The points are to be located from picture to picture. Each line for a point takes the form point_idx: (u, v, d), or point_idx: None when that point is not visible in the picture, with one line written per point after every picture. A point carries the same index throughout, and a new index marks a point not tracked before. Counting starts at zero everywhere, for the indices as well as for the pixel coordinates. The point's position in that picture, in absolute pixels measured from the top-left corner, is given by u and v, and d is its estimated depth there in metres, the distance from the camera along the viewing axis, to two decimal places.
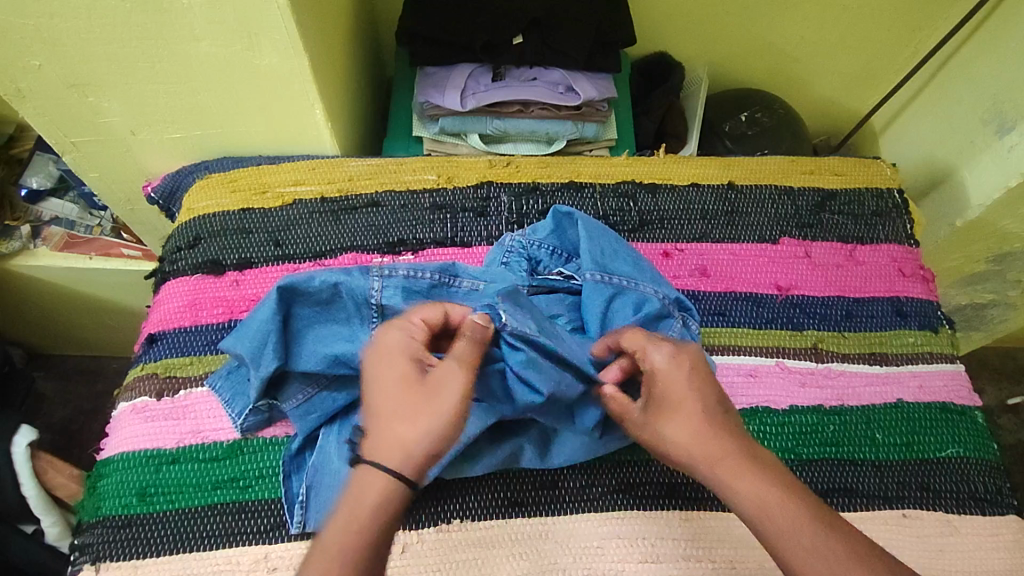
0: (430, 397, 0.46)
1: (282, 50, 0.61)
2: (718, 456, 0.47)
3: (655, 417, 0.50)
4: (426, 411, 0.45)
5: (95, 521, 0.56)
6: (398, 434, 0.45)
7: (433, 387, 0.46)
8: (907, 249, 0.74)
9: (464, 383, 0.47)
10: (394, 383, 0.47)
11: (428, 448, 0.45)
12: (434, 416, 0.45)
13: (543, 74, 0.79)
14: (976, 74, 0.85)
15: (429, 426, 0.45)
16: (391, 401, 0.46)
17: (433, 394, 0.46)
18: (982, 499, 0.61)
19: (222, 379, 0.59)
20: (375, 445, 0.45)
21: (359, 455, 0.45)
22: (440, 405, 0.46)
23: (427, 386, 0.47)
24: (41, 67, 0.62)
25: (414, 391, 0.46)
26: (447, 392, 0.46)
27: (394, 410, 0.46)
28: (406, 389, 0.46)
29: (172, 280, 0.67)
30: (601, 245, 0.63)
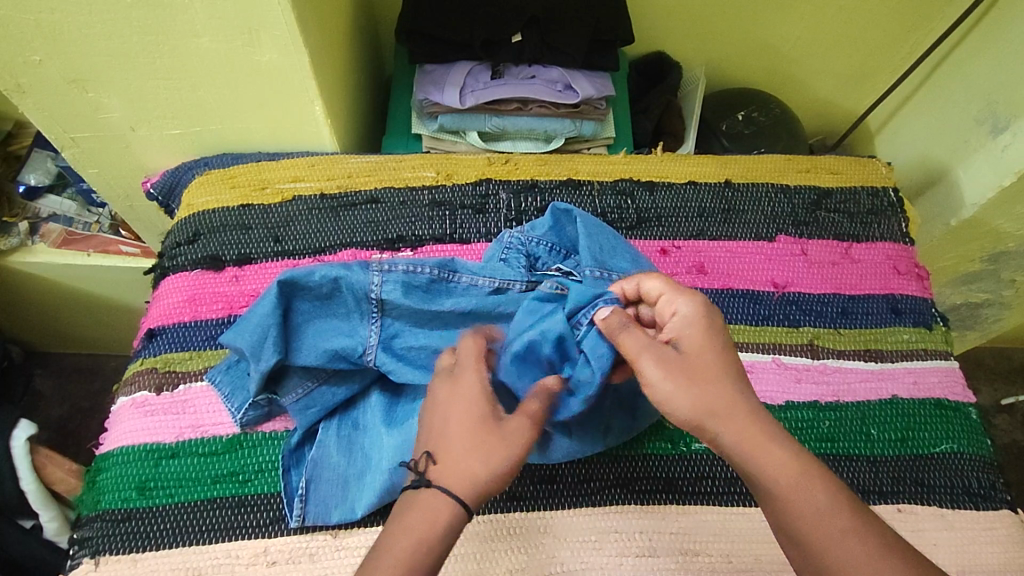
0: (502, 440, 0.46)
1: (283, 46, 0.61)
2: (733, 414, 0.46)
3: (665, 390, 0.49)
4: (500, 450, 0.46)
5: (95, 515, 0.56)
6: (469, 469, 0.45)
7: (512, 433, 0.47)
8: (902, 247, 0.75)
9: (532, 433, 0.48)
10: (465, 421, 0.47)
11: (492, 486, 0.45)
12: (505, 458, 0.46)
13: (542, 72, 0.80)
14: (970, 74, 0.86)
15: (498, 465, 0.46)
16: (463, 437, 0.46)
17: (506, 437, 0.47)
18: (976, 494, 0.62)
19: (222, 374, 0.59)
20: (446, 473, 0.45)
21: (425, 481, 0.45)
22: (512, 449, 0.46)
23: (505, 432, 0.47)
24: (41, 63, 0.62)
25: (490, 433, 0.46)
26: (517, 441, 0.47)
27: (470, 448, 0.46)
28: (481, 429, 0.47)
29: (172, 276, 0.67)
30: (599, 241, 0.63)
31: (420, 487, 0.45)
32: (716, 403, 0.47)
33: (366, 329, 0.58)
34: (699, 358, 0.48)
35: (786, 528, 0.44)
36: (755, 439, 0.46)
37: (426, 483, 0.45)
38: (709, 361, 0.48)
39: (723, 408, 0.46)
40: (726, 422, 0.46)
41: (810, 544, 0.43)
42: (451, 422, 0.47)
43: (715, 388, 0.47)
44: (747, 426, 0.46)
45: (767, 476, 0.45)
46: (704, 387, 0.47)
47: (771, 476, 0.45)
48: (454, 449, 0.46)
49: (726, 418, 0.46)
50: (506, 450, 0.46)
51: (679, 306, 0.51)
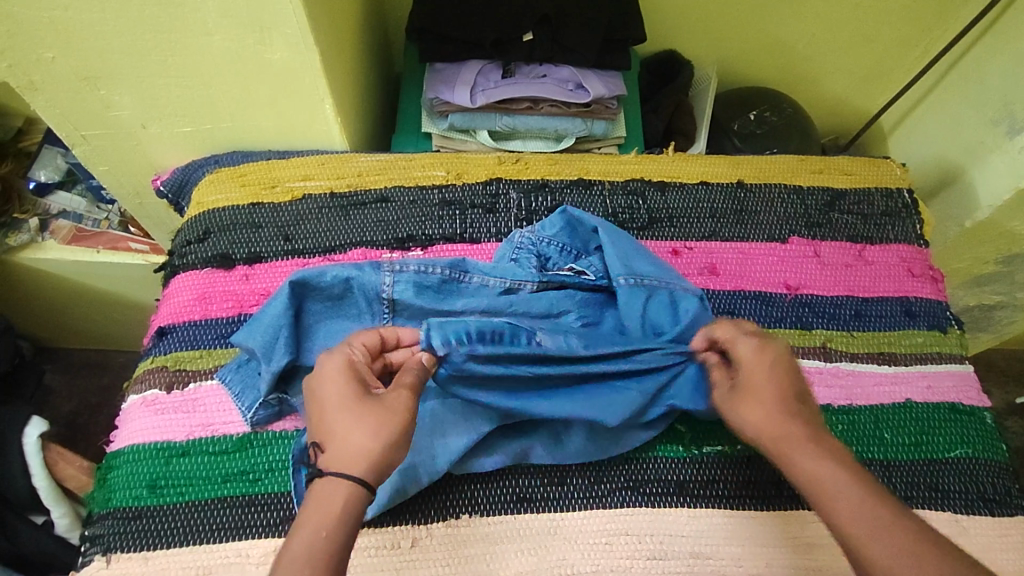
0: (376, 410, 0.47)
1: (294, 45, 0.61)
2: (796, 434, 0.49)
3: (742, 401, 0.52)
4: (378, 425, 0.46)
5: (106, 512, 0.56)
6: (359, 445, 0.45)
7: (389, 404, 0.47)
8: (916, 249, 0.74)
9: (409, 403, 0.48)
10: (332, 399, 0.48)
11: (382, 452, 0.45)
12: (383, 424, 0.46)
13: (553, 71, 0.79)
14: (986, 74, 0.85)
15: (380, 432, 0.46)
16: (341, 413, 0.47)
17: (381, 405, 0.47)
18: (991, 500, 0.61)
19: (233, 373, 0.60)
20: (335, 457, 0.45)
21: (320, 468, 0.45)
22: (390, 420, 0.47)
23: (381, 399, 0.47)
24: (53, 60, 0.62)
25: (362, 405, 0.47)
26: (399, 410, 0.47)
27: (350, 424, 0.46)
28: (354, 402, 0.47)
29: (182, 274, 0.67)
30: (623, 247, 0.64)
31: (314, 476, 0.45)
32: (788, 428, 0.49)
33: None
34: (768, 377, 0.52)
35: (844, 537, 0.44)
36: (805, 449, 0.48)
37: (318, 472, 0.45)
38: (775, 385, 0.51)
39: (792, 432, 0.49)
40: (794, 440, 0.49)
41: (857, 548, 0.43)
42: (328, 408, 0.47)
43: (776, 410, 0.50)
44: (802, 440, 0.48)
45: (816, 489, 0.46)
46: (774, 411, 0.50)
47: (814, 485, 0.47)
48: (335, 427, 0.46)
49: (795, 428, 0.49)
50: (390, 422, 0.46)
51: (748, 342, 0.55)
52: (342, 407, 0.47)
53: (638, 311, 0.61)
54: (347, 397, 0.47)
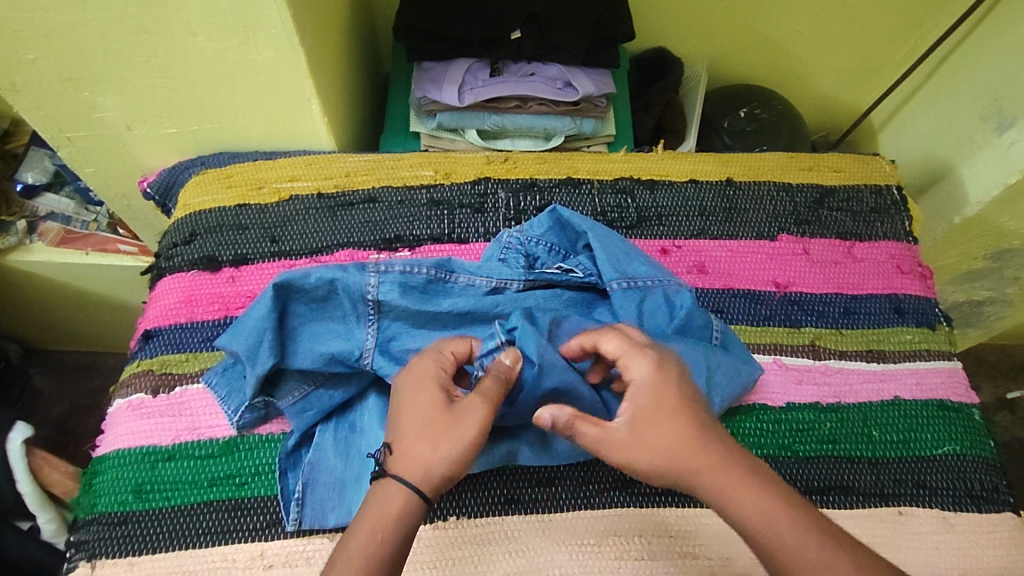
0: (452, 424, 0.47)
1: (279, 45, 0.60)
2: (705, 458, 0.46)
3: (641, 436, 0.46)
4: (450, 438, 0.47)
5: (90, 518, 0.56)
6: (421, 455, 0.46)
7: (461, 417, 0.47)
8: (905, 246, 0.74)
9: (482, 418, 0.47)
10: (415, 407, 0.48)
11: (447, 470, 0.46)
12: (455, 441, 0.46)
13: (542, 69, 0.79)
14: (975, 70, 0.85)
15: (450, 449, 0.46)
16: (418, 421, 0.48)
17: (455, 421, 0.47)
18: (979, 496, 0.61)
19: (219, 376, 0.59)
20: (403, 463, 0.46)
21: (382, 469, 0.47)
22: (462, 436, 0.47)
23: (455, 413, 0.47)
24: (35, 62, 0.61)
25: (441, 417, 0.47)
26: (470, 425, 0.47)
27: (420, 431, 0.47)
28: (435, 416, 0.47)
29: (167, 276, 0.67)
30: (613, 250, 0.63)
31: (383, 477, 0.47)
32: (686, 454, 0.46)
33: (362, 332, 0.58)
34: (665, 404, 0.47)
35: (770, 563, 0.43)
36: (732, 481, 0.45)
37: (384, 473, 0.47)
38: (674, 409, 0.47)
39: (694, 455, 0.46)
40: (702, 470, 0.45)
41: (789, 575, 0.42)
42: (406, 414, 0.48)
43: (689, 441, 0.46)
44: (717, 468, 0.45)
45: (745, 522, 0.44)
46: (669, 444, 0.46)
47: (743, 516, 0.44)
48: (405, 436, 0.47)
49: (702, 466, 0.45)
50: (456, 437, 0.47)
51: (638, 366, 0.49)
52: (414, 415, 0.48)
53: (633, 313, 0.60)
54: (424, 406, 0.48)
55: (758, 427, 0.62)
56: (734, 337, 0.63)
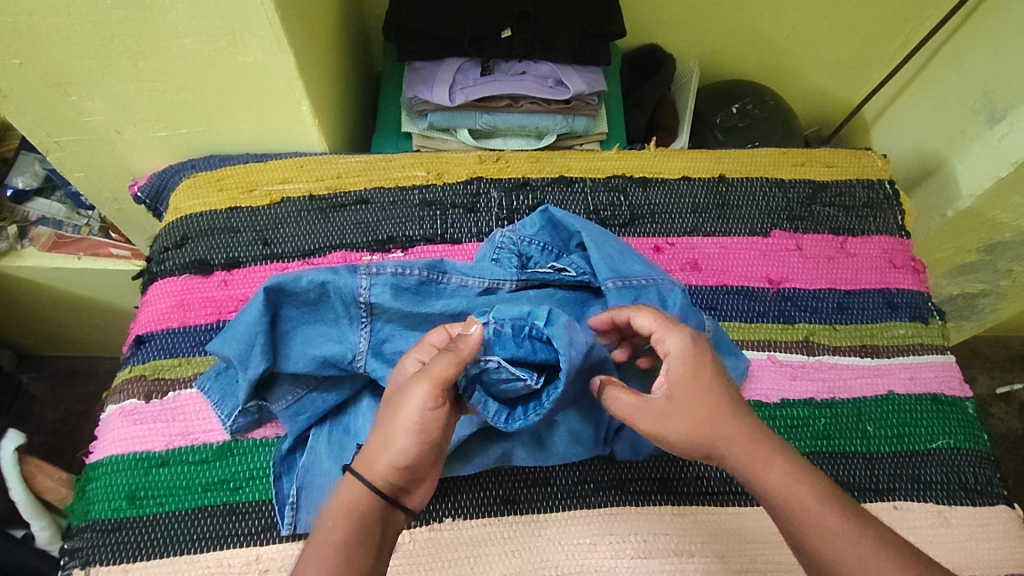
0: (393, 410, 0.47)
1: (267, 47, 0.60)
2: (734, 436, 0.47)
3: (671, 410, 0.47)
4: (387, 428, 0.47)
5: (84, 525, 0.56)
6: (369, 444, 0.47)
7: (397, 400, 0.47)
8: (898, 241, 0.74)
9: (423, 399, 0.46)
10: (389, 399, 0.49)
11: (392, 457, 0.46)
12: (397, 427, 0.46)
13: (533, 67, 0.78)
14: (965, 64, 0.85)
15: (391, 435, 0.46)
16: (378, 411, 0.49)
17: (397, 406, 0.47)
18: (973, 489, 0.62)
19: (211, 380, 0.58)
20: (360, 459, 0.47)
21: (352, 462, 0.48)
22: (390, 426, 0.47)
23: (396, 398, 0.47)
24: (21, 66, 0.60)
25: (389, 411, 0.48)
26: (406, 407, 0.46)
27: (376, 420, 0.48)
28: (387, 404, 0.49)
29: (159, 281, 0.67)
30: (608, 249, 0.63)
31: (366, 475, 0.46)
32: (714, 435, 0.47)
33: (355, 334, 0.57)
34: (700, 383, 0.48)
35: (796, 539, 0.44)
36: (755, 455, 0.46)
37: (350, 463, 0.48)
38: (707, 391, 0.48)
39: (721, 437, 0.47)
40: (730, 448, 0.47)
41: (814, 551, 0.43)
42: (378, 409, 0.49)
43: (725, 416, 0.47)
44: (749, 445, 0.46)
45: (775, 495, 0.45)
46: (699, 426, 0.47)
47: (774, 493, 0.45)
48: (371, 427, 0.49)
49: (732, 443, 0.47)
50: (392, 420, 0.47)
51: (672, 343, 0.49)
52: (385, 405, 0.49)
53: None
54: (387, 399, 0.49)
55: None
56: (723, 333, 0.64)
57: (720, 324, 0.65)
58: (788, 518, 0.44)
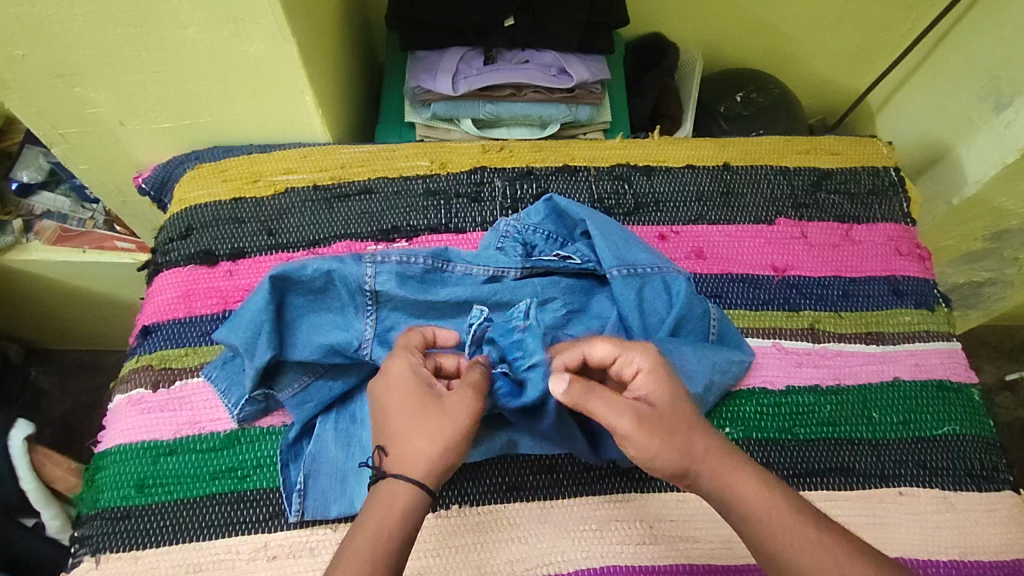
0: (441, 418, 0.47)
1: (270, 36, 0.60)
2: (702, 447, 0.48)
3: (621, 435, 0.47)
4: (443, 431, 0.46)
5: (94, 514, 0.56)
6: (420, 451, 0.46)
7: (451, 410, 0.47)
8: (904, 228, 0.74)
9: (475, 406, 0.48)
10: (404, 401, 0.48)
11: (450, 460, 0.47)
12: (452, 436, 0.47)
13: (536, 56, 0.78)
14: (971, 51, 0.84)
15: (447, 443, 0.46)
16: (404, 422, 0.47)
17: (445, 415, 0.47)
18: (979, 475, 0.62)
19: (218, 370, 0.60)
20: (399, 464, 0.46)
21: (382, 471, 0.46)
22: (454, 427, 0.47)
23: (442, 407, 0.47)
24: (26, 58, 0.60)
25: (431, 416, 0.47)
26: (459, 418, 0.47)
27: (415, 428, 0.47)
28: (422, 412, 0.47)
29: (165, 272, 0.67)
30: (613, 238, 0.63)
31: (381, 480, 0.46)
32: (693, 449, 0.47)
33: (361, 323, 0.58)
34: (675, 399, 0.49)
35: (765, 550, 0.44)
36: (718, 467, 0.47)
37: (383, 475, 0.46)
38: (684, 405, 0.49)
39: (698, 453, 0.47)
40: (703, 466, 0.47)
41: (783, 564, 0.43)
42: (397, 410, 0.48)
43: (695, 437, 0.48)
44: (715, 461, 0.47)
45: (742, 504, 0.46)
46: (685, 434, 0.47)
47: (739, 502, 0.46)
48: (398, 436, 0.47)
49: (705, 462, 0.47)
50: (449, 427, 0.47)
51: (636, 364, 0.50)
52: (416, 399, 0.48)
53: (633, 300, 0.61)
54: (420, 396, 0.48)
55: (759, 411, 0.62)
56: (729, 322, 0.64)
57: (724, 312, 0.66)
58: (757, 530, 0.45)
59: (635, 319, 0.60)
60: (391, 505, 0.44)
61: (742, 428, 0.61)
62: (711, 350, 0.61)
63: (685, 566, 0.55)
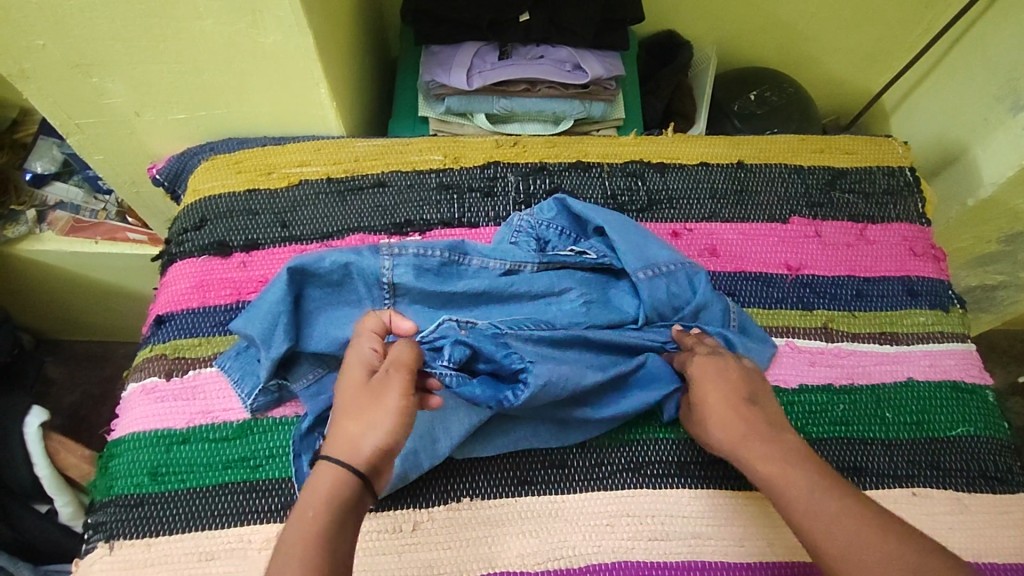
0: (371, 399, 0.48)
1: (287, 28, 0.60)
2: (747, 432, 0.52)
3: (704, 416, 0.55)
4: (372, 411, 0.47)
5: (107, 500, 0.56)
6: (346, 434, 0.47)
7: (378, 391, 0.48)
8: (919, 228, 0.73)
9: (401, 383, 0.48)
10: (348, 386, 0.49)
11: (376, 443, 0.46)
12: (378, 415, 0.47)
13: (550, 52, 0.78)
14: (989, 51, 0.84)
15: (372, 423, 0.47)
16: (343, 404, 0.48)
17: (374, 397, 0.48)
18: (993, 477, 0.61)
19: (232, 360, 0.60)
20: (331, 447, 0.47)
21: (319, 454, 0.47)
22: (384, 404, 0.47)
23: (372, 389, 0.48)
24: (44, 47, 0.61)
25: (364, 398, 0.48)
26: (386, 396, 0.47)
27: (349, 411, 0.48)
28: (357, 394, 0.48)
29: (179, 262, 0.67)
30: (632, 236, 0.63)
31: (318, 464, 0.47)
32: (751, 425, 0.53)
33: None
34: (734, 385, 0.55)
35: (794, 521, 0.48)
36: None
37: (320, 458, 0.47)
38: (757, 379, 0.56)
39: (754, 428, 0.53)
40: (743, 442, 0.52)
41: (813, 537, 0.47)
42: (340, 395, 0.49)
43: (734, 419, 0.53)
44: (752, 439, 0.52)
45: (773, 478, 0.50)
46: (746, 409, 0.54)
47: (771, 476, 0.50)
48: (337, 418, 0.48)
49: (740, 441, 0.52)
50: (375, 408, 0.47)
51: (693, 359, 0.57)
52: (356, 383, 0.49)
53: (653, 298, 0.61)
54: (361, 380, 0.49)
55: None
56: (751, 320, 0.64)
57: (742, 310, 0.66)
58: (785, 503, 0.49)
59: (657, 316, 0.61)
60: (317, 485, 0.45)
61: None
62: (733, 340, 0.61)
63: (696, 563, 0.55)
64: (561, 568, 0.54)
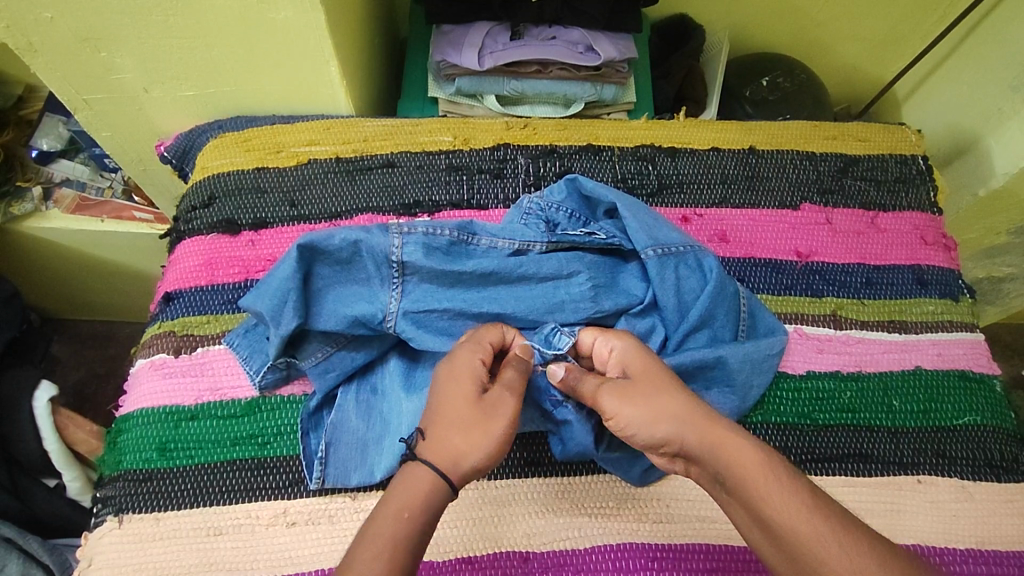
0: (484, 418, 0.48)
1: (298, 5, 0.59)
2: (689, 416, 0.48)
3: (611, 403, 0.50)
4: (482, 433, 0.48)
5: (116, 475, 0.57)
6: (452, 445, 0.47)
7: (493, 411, 0.49)
8: (930, 217, 0.73)
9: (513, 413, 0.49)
10: (453, 398, 0.49)
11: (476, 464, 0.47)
12: (486, 437, 0.48)
13: (563, 33, 0.77)
14: (1006, 39, 0.83)
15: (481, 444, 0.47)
16: (448, 414, 0.48)
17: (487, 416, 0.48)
18: (998, 466, 0.61)
19: (240, 337, 0.60)
20: (430, 449, 0.47)
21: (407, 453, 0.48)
22: (492, 429, 0.48)
23: (485, 408, 0.49)
24: (52, 20, 0.60)
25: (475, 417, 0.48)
26: (499, 419, 0.48)
27: (456, 423, 0.48)
28: (467, 409, 0.48)
29: (187, 239, 0.67)
30: (643, 219, 0.62)
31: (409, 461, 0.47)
32: (671, 411, 0.48)
33: (386, 295, 0.58)
34: (650, 364, 0.52)
35: (756, 515, 0.43)
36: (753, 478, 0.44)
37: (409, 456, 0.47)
38: (661, 369, 0.52)
39: (678, 414, 0.48)
40: (688, 427, 0.47)
41: (779, 533, 0.42)
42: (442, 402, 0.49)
43: (671, 398, 0.49)
44: (707, 426, 0.47)
45: (733, 473, 0.45)
46: (657, 403, 0.49)
47: (733, 466, 0.45)
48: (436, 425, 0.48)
49: (687, 426, 0.47)
50: (486, 427, 0.48)
51: (613, 345, 0.54)
52: (459, 390, 0.49)
53: (664, 282, 0.60)
54: (467, 387, 0.50)
55: (778, 395, 0.62)
56: (763, 309, 0.64)
57: (754, 295, 0.65)
58: (746, 497, 0.44)
59: (672, 302, 0.60)
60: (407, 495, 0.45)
61: (761, 411, 0.61)
62: (745, 344, 0.61)
63: (702, 546, 0.55)
64: (568, 549, 0.54)
